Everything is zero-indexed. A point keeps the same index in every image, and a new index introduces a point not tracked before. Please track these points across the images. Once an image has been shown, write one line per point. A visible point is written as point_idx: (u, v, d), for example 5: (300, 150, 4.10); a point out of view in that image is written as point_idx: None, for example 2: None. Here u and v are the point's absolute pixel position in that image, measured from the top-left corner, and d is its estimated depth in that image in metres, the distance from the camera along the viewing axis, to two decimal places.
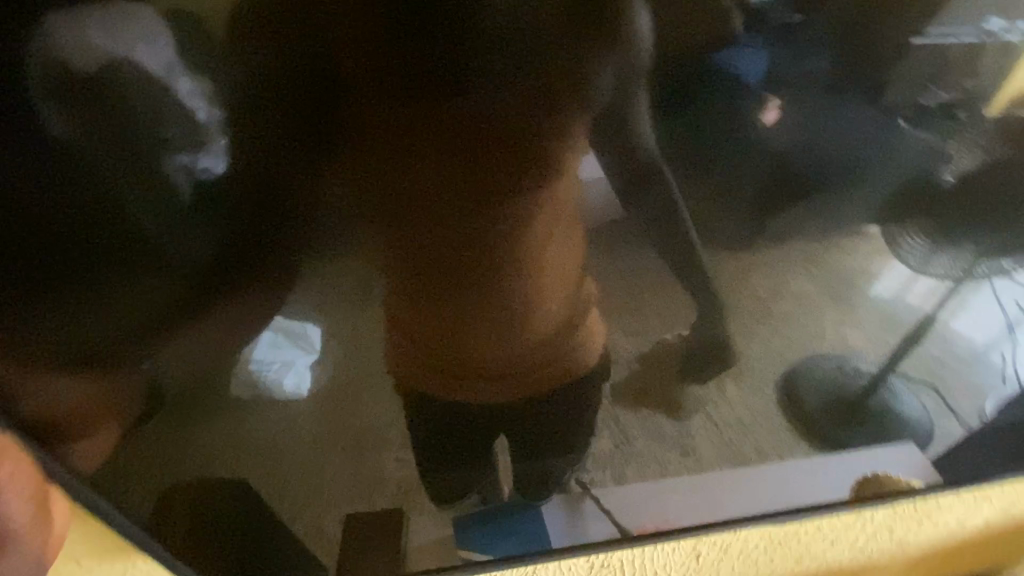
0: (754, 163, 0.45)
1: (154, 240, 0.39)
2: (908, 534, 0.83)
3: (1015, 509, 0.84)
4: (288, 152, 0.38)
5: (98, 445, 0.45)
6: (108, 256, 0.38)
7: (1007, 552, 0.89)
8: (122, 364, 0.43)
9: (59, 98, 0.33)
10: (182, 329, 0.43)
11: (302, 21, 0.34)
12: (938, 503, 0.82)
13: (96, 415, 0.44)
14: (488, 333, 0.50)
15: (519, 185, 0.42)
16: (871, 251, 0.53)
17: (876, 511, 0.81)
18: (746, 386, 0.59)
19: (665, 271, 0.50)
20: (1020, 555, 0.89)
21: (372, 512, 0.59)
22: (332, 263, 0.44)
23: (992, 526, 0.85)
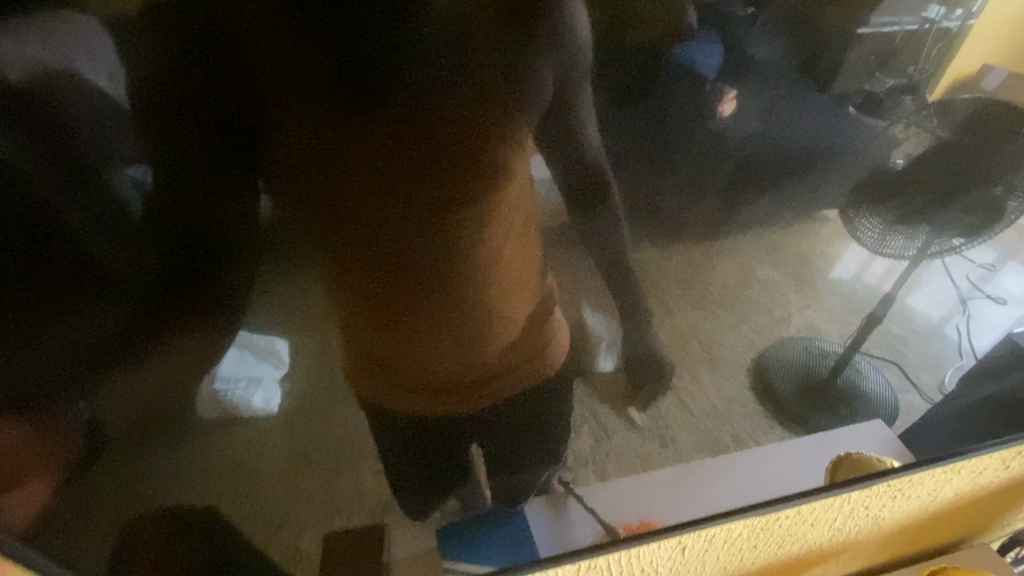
0: (709, 156, 0.45)
1: (95, 261, 0.38)
2: (883, 510, 0.86)
3: (981, 477, 0.88)
4: (229, 170, 0.38)
5: (32, 497, 0.45)
6: (46, 278, 0.37)
7: (972, 514, 0.93)
8: (72, 388, 0.42)
9: None
10: (133, 352, 0.42)
11: (225, 34, 0.33)
12: (913, 480, 0.84)
13: (32, 462, 0.44)
14: (451, 340, 0.50)
15: (468, 191, 0.42)
16: (831, 235, 0.53)
17: (856, 494, 0.82)
18: (719, 375, 0.60)
19: (630, 267, 0.50)
20: (980, 516, 0.94)
21: (350, 528, 0.58)
22: (285, 277, 0.43)
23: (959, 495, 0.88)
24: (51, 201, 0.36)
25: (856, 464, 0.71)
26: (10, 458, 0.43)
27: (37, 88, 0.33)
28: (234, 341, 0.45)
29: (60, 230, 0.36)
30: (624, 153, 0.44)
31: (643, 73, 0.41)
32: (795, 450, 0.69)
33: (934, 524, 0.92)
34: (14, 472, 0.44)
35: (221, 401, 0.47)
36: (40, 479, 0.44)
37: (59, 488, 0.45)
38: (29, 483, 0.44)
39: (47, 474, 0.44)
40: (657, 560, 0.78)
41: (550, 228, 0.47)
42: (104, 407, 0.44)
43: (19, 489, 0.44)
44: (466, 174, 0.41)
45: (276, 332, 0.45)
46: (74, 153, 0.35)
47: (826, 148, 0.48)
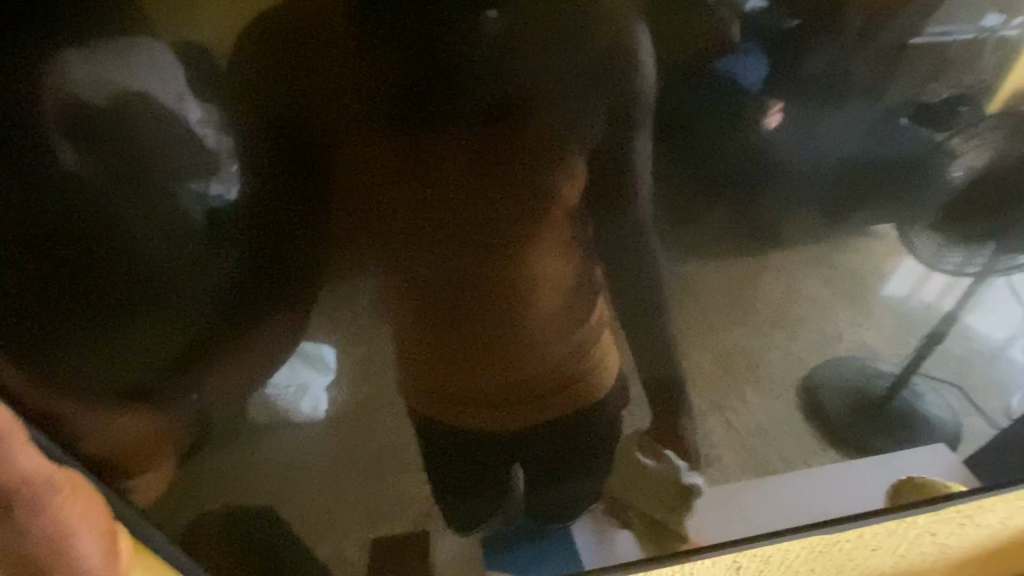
0: (753, 171, 0.44)
1: (171, 277, 0.41)
2: (951, 538, 0.81)
3: None
4: (294, 192, 0.40)
5: (154, 480, 0.50)
6: (128, 292, 0.40)
7: None
8: (155, 391, 0.45)
9: (67, 134, 0.34)
10: (205, 359, 0.45)
11: (298, 61, 0.35)
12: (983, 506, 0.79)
13: (138, 446, 0.47)
14: (502, 358, 0.50)
15: (520, 208, 0.43)
16: (885, 251, 0.51)
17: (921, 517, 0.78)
18: (766, 394, 0.58)
19: (670, 283, 0.49)
20: None
21: (394, 534, 0.59)
22: (344, 290, 0.45)
23: None
24: (131, 221, 0.38)
25: (920, 490, 0.67)
26: (133, 450, 0.47)
27: (119, 112, 0.35)
28: (297, 352, 0.47)
29: (136, 248, 0.39)
30: (662, 171, 0.43)
31: (680, 91, 0.40)
32: (851, 472, 0.66)
33: (1007, 555, 0.85)
34: (140, 460, 0.48)
35: (273, 406, 0.49)
36: (149, 460, 0.48)
37: (151, 467, 0.49)
38: (154, 468, 0.49)
39: (164, 461, 0.49)
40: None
41: (592, 245, 0.47)
42: (193, 407, 0.47)
43: (144, 471, 0.49)
44: (517, 195, 0.42)
45: (322, 341, 0.47)
46: (153, 176, 0.37)
47: (880, 161, 0.46)
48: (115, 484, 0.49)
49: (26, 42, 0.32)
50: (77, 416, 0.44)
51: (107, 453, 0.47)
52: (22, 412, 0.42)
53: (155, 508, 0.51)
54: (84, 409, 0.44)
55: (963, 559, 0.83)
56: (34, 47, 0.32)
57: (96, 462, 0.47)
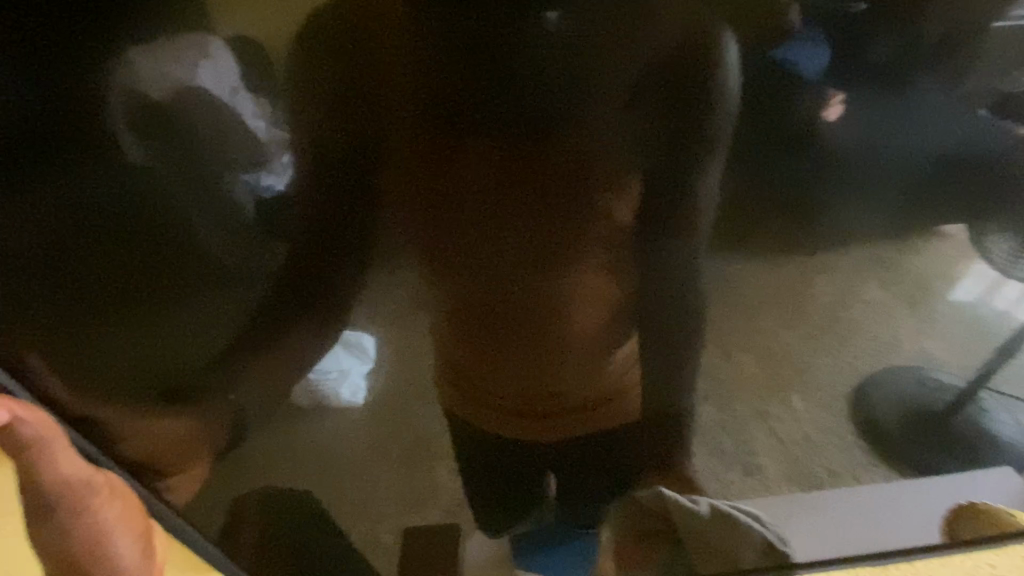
0: (812, 164, 0.42)
1: (224, 273, 0.42)
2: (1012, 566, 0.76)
3: None
4: (348, 201, 0.41)
5: (189, 478, 0.52)
6: (181, 285, 0.42)
7: None
8: (196, 386, 0.47)
9: (130, 127, 0.36)
10: (245, 354, 0.46)
11: (357, 59, 0.36)
12: None
13: (181, 435, 0.49)
14: (536, 366, 0.50)
15: (567, 220, 0.42)
16: (952, 254, 0.48)
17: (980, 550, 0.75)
18: (815, 402, 0.55)
19: (717, 280, 0.47)
20: None
21: (426, 524, 0.59)
22: (382, 290, 0.45)
23: None
24: (185, 215, 0.39)
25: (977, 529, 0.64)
26: (181, 443, 0.50)
27: (177, 104, 0.36)
28: (340, 341, 0.47)
29: (192, 240, 0.40)
30: (715, 164, 0.42)
31: (736, 81, 0.39)
32: (906, 496, 0.62)
33: None
34: (176, 459, 0.51)
35: (313, 392, 0.50)
36: (193, 448, 0.50)
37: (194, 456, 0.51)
38: (191, 468, 0.52)
39: (200, 462, 0.51)
40: None
41: (639, 246, 0.45)
42: (230, 403, 0.48)
43: (179, 471, 0.52)
44: (563, 217, 0.42)
45: (360, 330, 0.47)
46: (207, 173, 0.38)
47: (951, 156, 0.43)
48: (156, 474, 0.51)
49: (93, 38, 0.33)
50: (113, 420, 0.47)
51: (152, 449, 0.49)
52: (63, 415, 0.45)
53: (205, 491, 0.53)
54: (122, 413, 0.47)
55: None
56: (99, 43, 0.33)
57: (132, 463, 0.50)
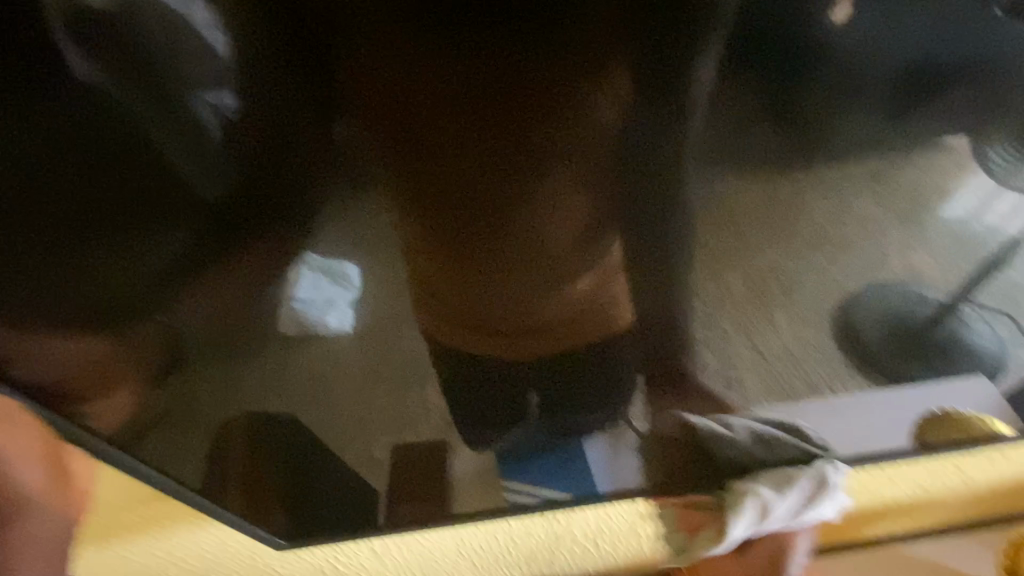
0: (815, 72, 0.40)
1: (185, 197, 0.40)
2: (976, 471, 0.86)
3: None
4: (311, 114, 0.38)
5: (116, 408, 0.49)
6: (142, 211, 0.40)
7: None
8: (144, 309, 0.44)
9: (73, 43, 0.32)
10: (185, 274, 0.44)
11: None
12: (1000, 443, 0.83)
13: (114, 359, 0.46)
14: (516, 290, 0.49)
15: (543, 135, 0.40)
16: (950, 167, 0.47)
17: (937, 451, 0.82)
18: (799, 318, 0.56)
19: (713, 199, 0.46)
20: None
21: (417, 441, 0.61)
22: (356, 215, 0.43)
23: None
24: (145, 133, 0.37)
25: (945, 434, 0.69)
26: (111, 370, 0.47)
27: (120, 15, 0.32)
28: (323, 270, 0.46)
29: (155, 161, 0.38)
30: (716, 74, 0.40)
31: None
32: (880, 404, 0.66)
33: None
34: (104, 386, 0.47)
35: (299, 320, 0.49)
36: (125, 371, 0.47)
37: (128, 382, 0.48)
38: (110, 393, 0.48)
39: (128, 385, 0.48)
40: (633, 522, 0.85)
41: (629, 163, 0.43)
42: (166, 325, 0.46)
43: (109, 402, 0.48)
44: (546, 130, 0.40)
45: (346, 257, 0.46)
46: (165, 89, 0.36)
47: (960, 63, 0.41)
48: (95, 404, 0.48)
49: None
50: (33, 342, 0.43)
51: (86, 373, 0.46)
52: None
53: (186, 424, 0.52)
54: (15, 337, 0.42)
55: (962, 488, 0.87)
56: None
57: (55, 392, 0.46)
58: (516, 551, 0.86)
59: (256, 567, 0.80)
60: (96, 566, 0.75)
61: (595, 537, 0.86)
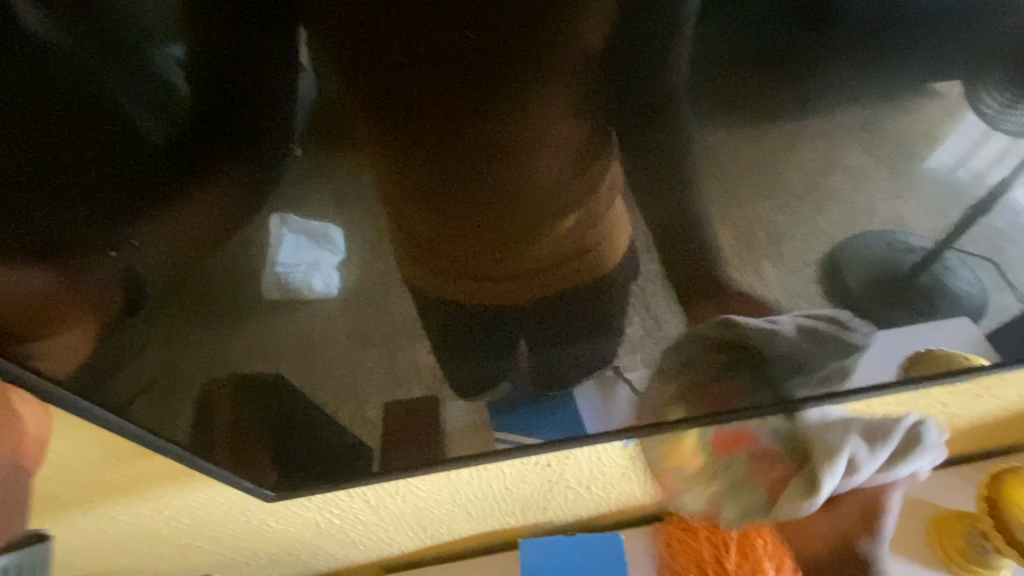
0: (807, 16, 0.39)
1: (145, 148, 0.38)
2: (960, 407, 0.91)
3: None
4: (276, 57, 0.37)
5: (71, 351, 0.46)
6: (100, 164, 0.37)
7: (1005, 429, 0.99)
8: (100, 269, 0.42)
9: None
10: (138, 230, 0.41)
11: None
12: (990, 383, 0.88)
13: (81, 304, 0.43)
14: (496, 234, 0.48)
15: (517, 67, 0.38)
16: (943, 111, 0.47)
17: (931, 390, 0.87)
18: (786, 268, 0.56)
19: (703, 150, 0.45)
20: (1004, 437, 1.01)
21: (409, 399, 0.62)
22: (328, 162, 0.42)
23: (996, 412, 0.94)
24: (95, 79, 0.35)
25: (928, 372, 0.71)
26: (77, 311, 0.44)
27: None
28: (307, 233, 0.45)
29: (111, 110, 0.36)
30: (703, 18, 0.38)
31: None
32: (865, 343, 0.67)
33: (999, 427, 0.98)
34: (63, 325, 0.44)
35: (286, 285, 0.49)
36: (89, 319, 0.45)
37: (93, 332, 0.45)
38: (61, 333, 0.44)
39: (78, 325, 0.44)
40: (613, 463, 0.88)
41: (614, 110, 0.42)
42: (125, 287, 0.44)
43: (67, 342, 0.45)
44: (524, 57, 0.38)
45: (330, 219, 0.45)
46: (114, 34, 0.33)
47: (951, 4, 0.40)
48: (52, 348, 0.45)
49: None
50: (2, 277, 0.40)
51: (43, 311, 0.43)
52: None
53: (169, 389, 0.52)
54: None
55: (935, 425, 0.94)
56: None
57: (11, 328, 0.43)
58: (509, 498, 0.89)
59: (252, 522, 0.82)
60: (90, 529, 0.75)
61: (585, 483, 0.90)
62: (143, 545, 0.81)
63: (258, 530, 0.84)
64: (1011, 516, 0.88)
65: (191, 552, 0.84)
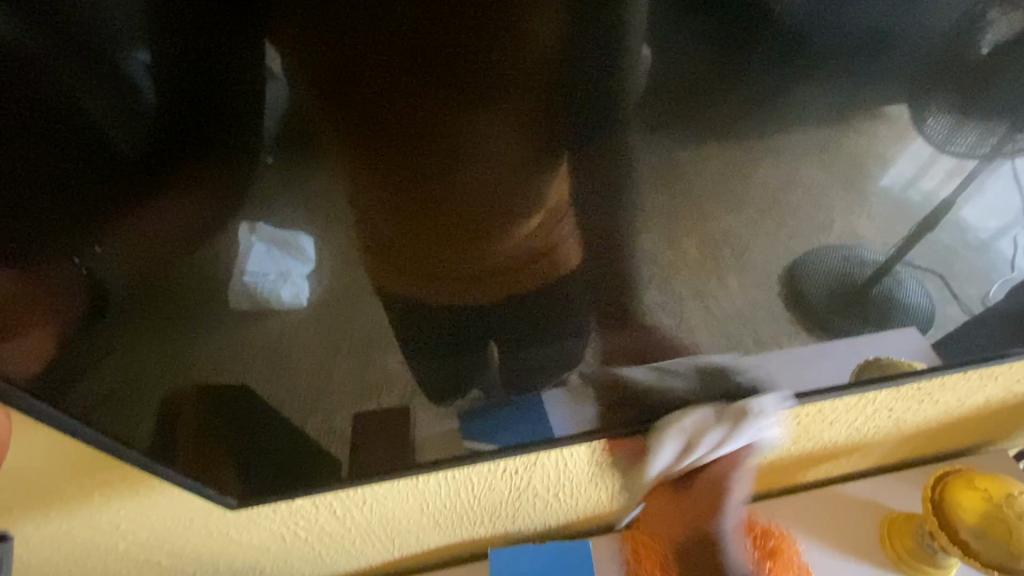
0: (765, 43, 0.42)
1: (101, 145, 0.37)
2: (909, 411, 0.95)
3: (972, 395, 0.96)
4: (252, 65, 0.37)
5: (42, 349, 0.43)
6: (53, 161, 0.36)
7: (952, 432, 1.04)
8: (62, 276, 0.41)
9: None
10: (101, 234, 0.40)
11: None
12: (939, 387, 0.92)
13: (53, 305, 0.42)
14: (467, 236, 0.48)
15: (488, 76, 0.39)
16: (892, 133, 0.49)
17: (883, 394, 0.91)
18: (748, 280, 0.58)
19: (669, 165, 0.47)
20: (951, 440, 1.06)
21: (380, 409, 0.61)
22: (300, 168, 0.41)
23: (944, 416, 0.99)
24: (53, 75, 0.33)
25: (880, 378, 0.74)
26: (46, 314, 0.42)
27: None
28: (276, 241, 0.45)
29: (71, 112, 0.35)
30: (669, 38, 0.40)
31: None
32: (823, 351, 0.70)
33: (945, 433, 1.03)
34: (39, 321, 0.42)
35: (252, 294, 0.48)
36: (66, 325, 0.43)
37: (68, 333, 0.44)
38: (30, 333, 0.42)
39: (49, 327, 0.43)
40: (582, 472, 0.88)
41: (583, 123, 0.44)
42: (101, 292, 0.43)
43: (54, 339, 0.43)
44: (493, 68, 0.39)
45: (300, 228, 0.45)
46: (79, 30, 0.32)
47: (900, 32, 0.43)
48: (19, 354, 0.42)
49: None
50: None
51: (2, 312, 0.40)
52: None
53: (131, 399, 0.50)
54: None
55: (889, 429, 0.98)
56: None
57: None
58: (479, 506, 0.89)
59: (216, 536, 0.80)
60: (42, 543, 0.72)
61: (556, 490, 0.90)
62: (99, 561, 0.78)
63: (221, 543, 0.82)
64: (957, 521, 0.91)
65: (150, 567, 0.82)
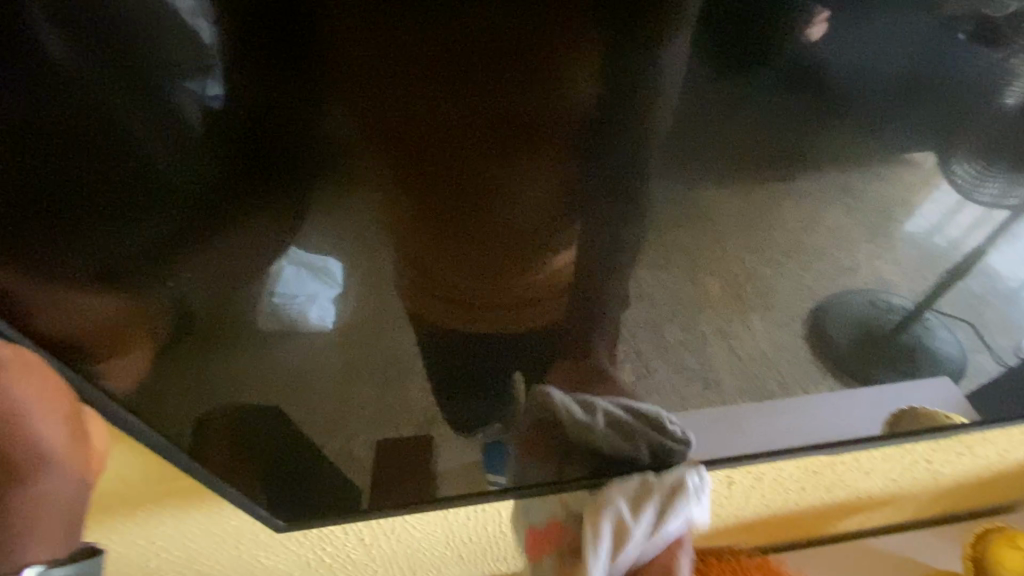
0: (785, 90, 0.42)
1: (155, 174, 0.38)
2: (945, 465, 0.91)
3: (1013, 452, 0.91)
4: (296, 99, 0.38)
5: (128, 366, 0.47)
6: (112, 188, 0.38)
7: (991, 489, 0.98)
8: (113, 295, 0.43)
9: (63, 31, 0.32)
10: (150, 254, 0.42)
11: None
12: (976, 442, 0.88)
13: (127, 329, 0.45)
14: (495, 264, 0.49)
15: (520, 114, 0.40)
16: (919, 179, 0.49)
17: (919, 446, 0.86)
18: (773, 322, 0.58)
19: (691, 205, 0.47)
20: (990, 496, 1.00)
21: (399, 437, 0.62)
22: (335, 196, 0.43)
23: (982, 471, 0.94)
24: (112, 103, 0.35)
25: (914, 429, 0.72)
26: (104, 335, 0.44)
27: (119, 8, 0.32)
28: (305, 265, 0.46)
29: (126, 139, 0.36)
30: (690, 85, 0.41)
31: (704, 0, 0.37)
32: (853, 398, 0.67)
33: (983, 489, 0.98)
34: (107, 343, 0.45)
35: (280, 317, 0.49)
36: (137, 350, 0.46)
37: (152, 355, 0.47)
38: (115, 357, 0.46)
39: (136, 345, 0.46)
40: None
41: (610, 161, 0.44)
42: (165, 312, 0.45)
43: (117, 358, 0.46)
44: (525, 107, 0.40)
45: (329, 255, 0.46)
46: (136, 62, 0.34)
47: (924, 82, 0.43)
48: (82, 373, 0.46)
49: None
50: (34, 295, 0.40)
51: (63, 332, 0.43)
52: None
53: (165, 416, 0.51)
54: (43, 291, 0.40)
55: (923, 483, 0.93)
56: None
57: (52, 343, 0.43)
58: (498, 542, 0.87)
59: (240, 558, 0.81)
60: None
61: None
62: None
63: (246, 566, 0.82)
64: None
65: None
